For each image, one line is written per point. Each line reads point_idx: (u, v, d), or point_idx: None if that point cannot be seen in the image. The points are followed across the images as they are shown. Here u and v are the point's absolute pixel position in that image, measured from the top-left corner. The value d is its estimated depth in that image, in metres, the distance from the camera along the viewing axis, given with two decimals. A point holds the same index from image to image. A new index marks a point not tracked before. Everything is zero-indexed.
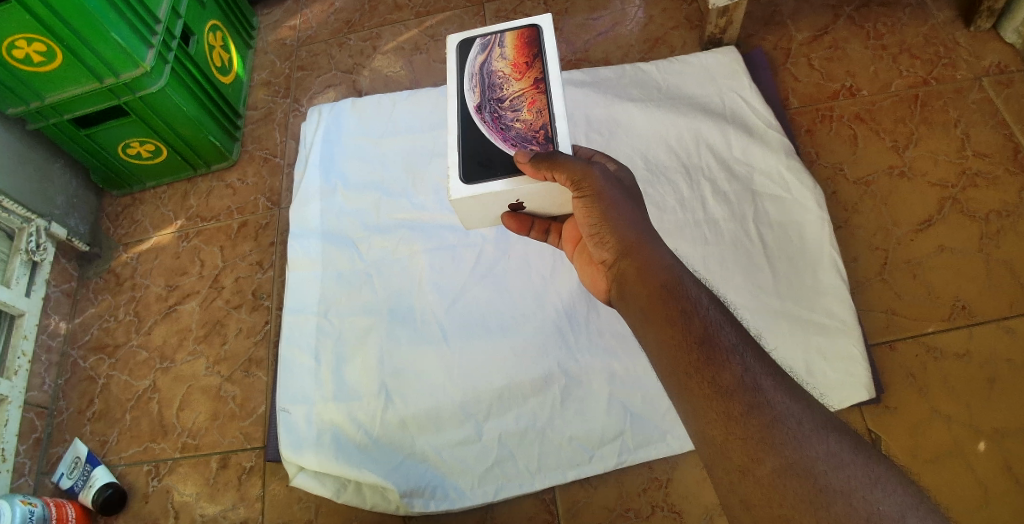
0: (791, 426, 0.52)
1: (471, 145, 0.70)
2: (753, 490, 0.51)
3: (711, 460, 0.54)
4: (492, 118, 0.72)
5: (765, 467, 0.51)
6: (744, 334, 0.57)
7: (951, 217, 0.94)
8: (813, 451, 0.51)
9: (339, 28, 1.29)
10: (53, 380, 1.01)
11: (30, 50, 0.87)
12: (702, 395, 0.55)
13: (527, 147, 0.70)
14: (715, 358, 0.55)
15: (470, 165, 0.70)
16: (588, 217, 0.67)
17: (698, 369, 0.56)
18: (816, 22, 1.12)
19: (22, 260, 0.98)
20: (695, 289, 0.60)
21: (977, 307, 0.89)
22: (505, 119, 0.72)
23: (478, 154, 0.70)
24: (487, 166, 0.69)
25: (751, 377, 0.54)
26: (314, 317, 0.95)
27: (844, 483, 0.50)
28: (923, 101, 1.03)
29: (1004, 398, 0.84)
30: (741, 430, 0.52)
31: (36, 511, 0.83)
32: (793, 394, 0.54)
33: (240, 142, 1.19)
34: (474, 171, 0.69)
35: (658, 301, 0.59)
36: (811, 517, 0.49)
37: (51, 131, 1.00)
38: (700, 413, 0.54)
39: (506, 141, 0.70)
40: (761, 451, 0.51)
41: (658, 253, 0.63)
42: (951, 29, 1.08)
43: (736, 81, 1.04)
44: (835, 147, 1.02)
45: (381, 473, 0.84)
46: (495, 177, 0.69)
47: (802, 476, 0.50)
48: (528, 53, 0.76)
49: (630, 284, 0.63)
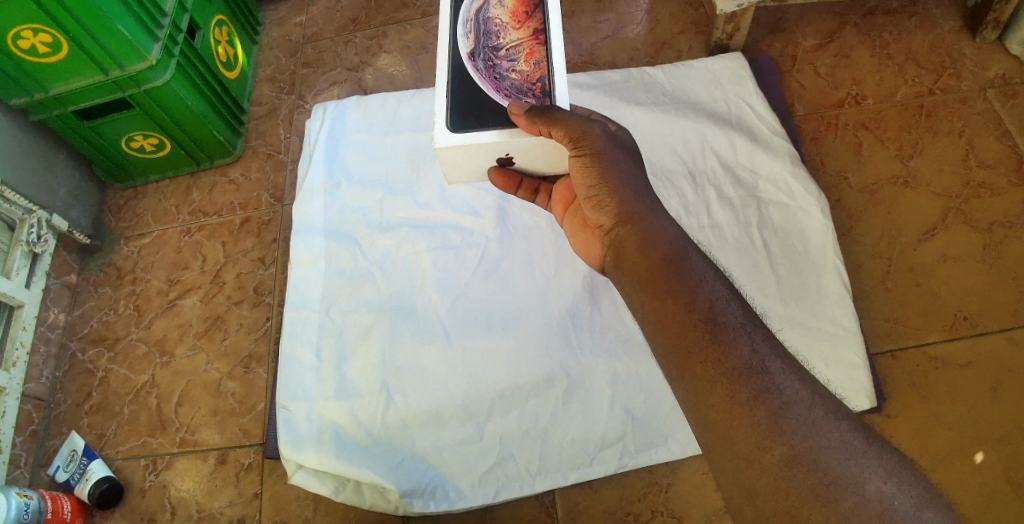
0: (800, 412, 0.52)
1: (463, 97, 0.70)
2: (762, 480, 0.51)
3: (714, 446, 0.54)
4: (485, 65, 0.72)
5: (770, 455, 0.51)
6: (749, 312, 0.57)
7: (954, 227, 0.95)
8: (823, 439, 0.51)
9: (345, 26, 1.29)
10: (51, 372, 1.00)
11: (35, 40, 0.87)
12: (707, 377, 0.55)
13: (521, 98, 0.69)
14: (721, 336, 0.55)
15: (459, 115, 0.69)
16: (587, 177, 0.66)
17: (705, 348, 0.56)
18: (822, 29, 1.13)
19: (23, 251, 0.98)
20: (700, 264, 0.60)
21: (980, 317, 0.89)
22: (499, 69, 0.71)
23: (470, 106, 0.69)
24: (477, 117, 0.69)
25: (761, 357, 0.54)
26: (317, 313, 0.95)
27: (855, 473, 0.49)
28: (928, 111, 1.03)
29: (1005, 407, 0.84)
30: (747, 416, 0.52)
31: (31, 504, 0.82)
32: (800, 377, 0.54)
33: (244, 137, 1.18)
34: (463, 122, 0.69)
35: (662, 276, 0.59)
36: (819, 509, 0.48)
37: (54, 124, 1.00)
38: (705, 396, 0.55)
39: (500, 91, 0.70)
40: (769, 440, 0.51)
41: (659, 226, 0.63)
42: (956, 39, 1.08)
43: (742, 87, 1.04)
44: (841, 154, 1.02)
45: (381, 472, 0.84)
46: (485, 127, 0.68)
47: (810, 466, 0.50)
48: (528, 3, 0.75)
49: (630, 256, 0.63)
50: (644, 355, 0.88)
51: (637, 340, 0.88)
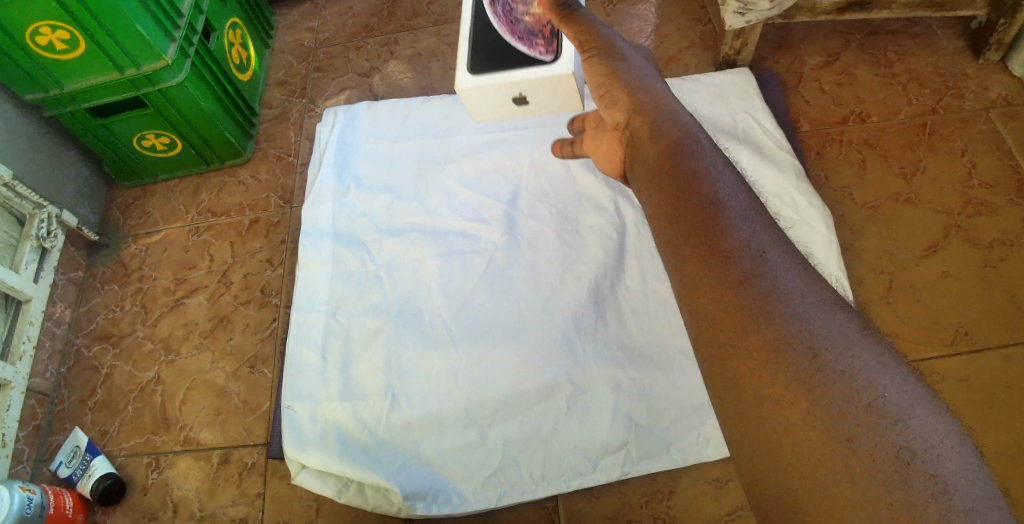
0: (795, 301, 0.48)
1: (479, 36, 0.74)
2: (743, 364, 0.48)
3: (699, 332, 0.51)
4: (503, 10, 0.74)
5: (757, 339, 0.47)
6: (756, 204, 0.55)
7: (955, 244, 0.96)
8: (821, 327, 0.47)
9: (356, 32, 1.30)
10: (56, 368, 1.01)
11: (53, 37, 0.88)
12: (693, 250, 0.53)
13: (532, 41, 0.73)
14: (722, 220, 0.53)
15: (478, 57, 0.74)
16: (598, 74, 0.70)
17: (705, 228, 0.53)
18: (827, 47, 1.14)
19: (33, 246, 0.98)
20: (710, 154, 0.59)
21: (980, 333, 0.90)
22: (515, 13, 0.75)
23: (487, 48, 0.74)
24: (493, 59, 0.73)
25: (787, 262, 0.50)
26: (323, 316, 0.95)
27: (849, 364, 0.45)
28: (930, 130, 1.05)
29: (1005, 424, 0.85)
30: (737, 298, 0.49)
31: (34, 498, 0.82)
32: (802, 270, 0.50)
33: (254, 139, 1.19)
34: (482, 64, 0.73)
35: (671, 168, 0.58)
36: (806, 400, 0.45)
37: (68, 121, 1.01)
38: (693, 276, 0.52)
39: (515, 36, 0.74)
40: (778, 344, 0.47)
41: (667, 122, 0.63)
42: (959, 60, 1.10)
43: (748, 102, 1.06)
44: (844, 171, 1.03)
45: (384, 474, 0.84)
46: (502, 68, 0.73)
47: (803, 351, 0.46)
48: None
49: (641, 144, 0.63)
50: (647, 365, 0.88)
51: (641, 351, 0.89)
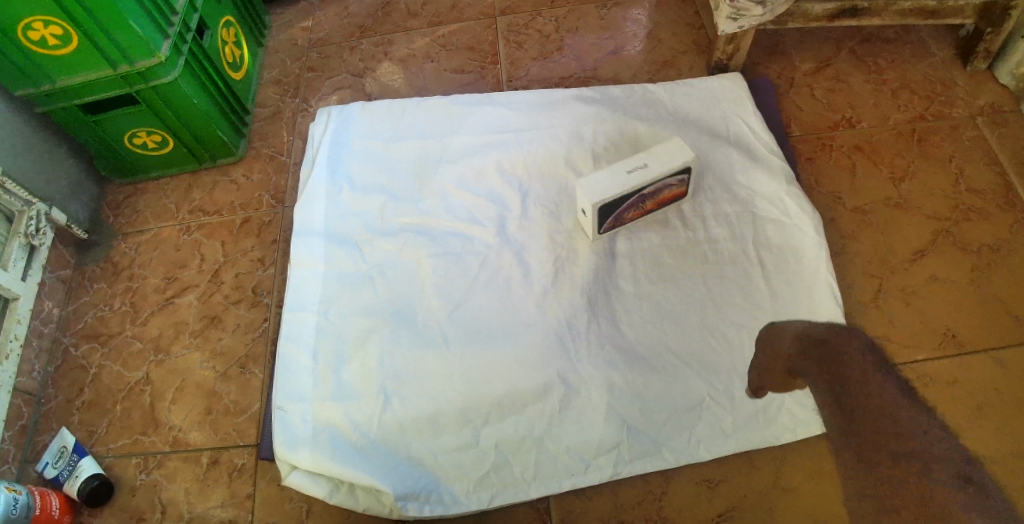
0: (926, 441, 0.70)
1: (611, 210, 0.92)
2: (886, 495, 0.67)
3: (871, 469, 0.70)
4: (637, 200, 0.93)
5: (889, 469, 0.69)
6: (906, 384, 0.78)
7: (944, 249, 0.97)
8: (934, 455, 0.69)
9: (351, 33, 1.30)
10: (43, 367, 0.99)
11: (45, 32, 0.87)
12: (877, 447, 0.72)
13: (619, 220, 0.95)
14: (867, 377, 0.79)
15: (604, 212, 0.92)
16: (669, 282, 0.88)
17: (860, 385, 0.78)
18: (819, 53, 1.16)
19: (20, 243, 0.97)
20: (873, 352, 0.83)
21: (968, 337, 0.91)
22: (630, 209, 0.94)
23: (611, 210, 0.92)
24: (609, 218, 0.93)
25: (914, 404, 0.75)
26: (315, 316, 0.95)
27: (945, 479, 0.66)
28: (920, 136, 1.06)
29: (993, 425, 0.85)
30: (881, 447, 0.71)
31: (21, 499, 0.81)
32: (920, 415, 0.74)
33: (247, 138, 1.18)
34: (605, 211, 0.92)
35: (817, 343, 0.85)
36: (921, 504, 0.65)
37: (58, 117, 1.00)
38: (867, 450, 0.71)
39: (613, 223, 0.95)
40: (906, 445, 0.70)
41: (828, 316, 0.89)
42: (948, 68, 1.12)
43: (741, 107, 1.06)
44: (835, 175, 1.05)
45: (376, 475, 0.84)
46: (602, 224, 0.94)
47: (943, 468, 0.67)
48: (667, 200, 0.97)
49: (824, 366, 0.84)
50: (642, 367, 0.88)
51: (635, 353, 0.90)
